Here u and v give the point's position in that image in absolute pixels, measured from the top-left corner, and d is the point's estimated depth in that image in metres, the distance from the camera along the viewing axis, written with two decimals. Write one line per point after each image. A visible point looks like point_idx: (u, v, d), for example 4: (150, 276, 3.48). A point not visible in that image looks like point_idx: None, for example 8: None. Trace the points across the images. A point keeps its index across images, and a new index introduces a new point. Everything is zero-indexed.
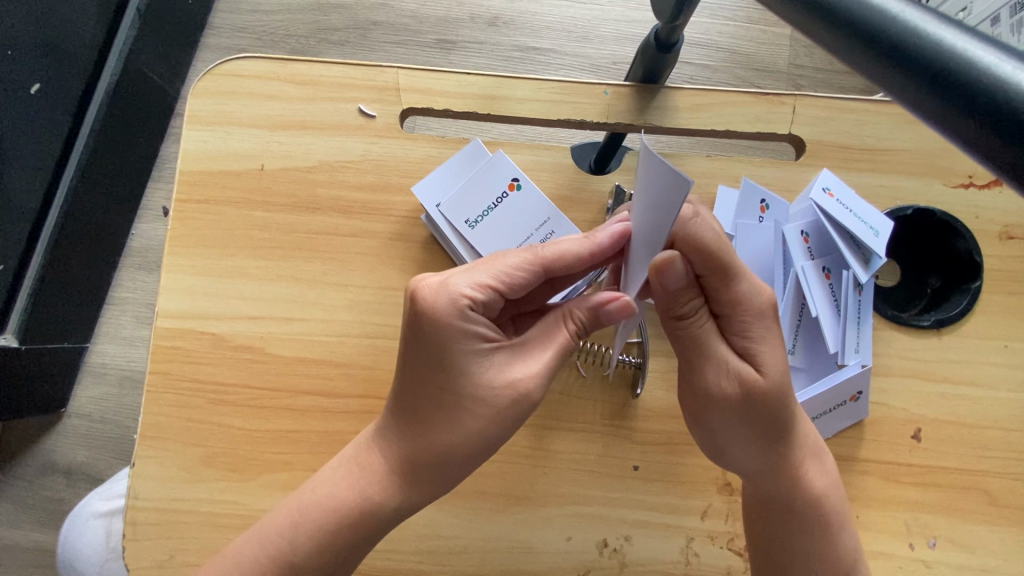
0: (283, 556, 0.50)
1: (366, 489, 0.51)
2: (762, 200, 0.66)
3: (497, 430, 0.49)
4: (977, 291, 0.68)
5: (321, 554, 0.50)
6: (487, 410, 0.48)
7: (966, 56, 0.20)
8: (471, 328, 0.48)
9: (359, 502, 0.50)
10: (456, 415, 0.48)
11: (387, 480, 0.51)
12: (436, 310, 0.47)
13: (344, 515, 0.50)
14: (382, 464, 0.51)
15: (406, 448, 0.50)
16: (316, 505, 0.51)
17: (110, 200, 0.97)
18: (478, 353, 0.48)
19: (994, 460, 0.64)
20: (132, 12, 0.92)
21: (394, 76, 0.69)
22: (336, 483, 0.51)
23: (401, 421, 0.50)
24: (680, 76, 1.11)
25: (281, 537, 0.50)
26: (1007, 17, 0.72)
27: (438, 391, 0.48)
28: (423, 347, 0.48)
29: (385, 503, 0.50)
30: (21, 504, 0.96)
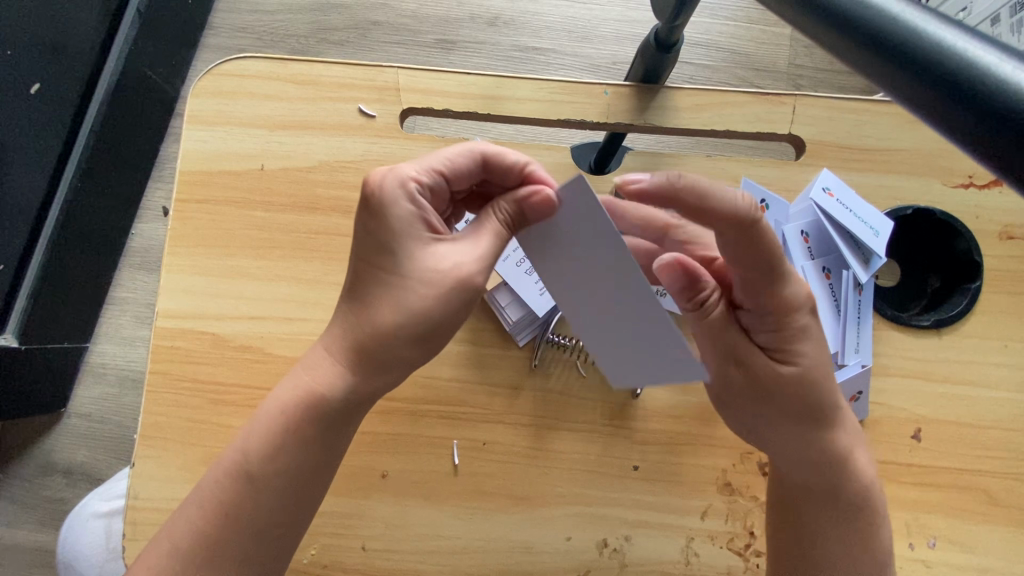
0: (237, 467, 0.50)
1: (313, 384, 0.50)
2: (762, 200, 0.66)
3: (442, 308, 0.47)
4: (977, 291, 0.68)
5: (274, 455, 0.50)
6: (432, 286, 0.47)
7: (967, 57, 0.20)
8: (417, 209, 0.48)
9: (307, 397, 0.50)
10: (398, 292, 0.47)
11: (335, 376, 0.50)
12: (383, 191, 0.48)
13: (292, 420, 0.50)
14: (329, 359, 0.50)
15: (352, 338, 0.49)
16: (269, 416, 0.51)
17: (111, 200, 0.97)
18: (423, 236, 0.48)
19: (994, 460, 0.64)
20: (132, 12, 0.92)
21: (394, 77, 0.69)
22: (286, 391, 0.51)
23: (346, 312, 0.50)
24: (681, 76, 1.11)
25: (240, 458, 0.50)
26: (1007, 17, 0.71)
27: (383, 275, 0.48)
28: (369, 231, 0.48)
29: (330, 395, 0.50)
30: (21, 504, 0.96)
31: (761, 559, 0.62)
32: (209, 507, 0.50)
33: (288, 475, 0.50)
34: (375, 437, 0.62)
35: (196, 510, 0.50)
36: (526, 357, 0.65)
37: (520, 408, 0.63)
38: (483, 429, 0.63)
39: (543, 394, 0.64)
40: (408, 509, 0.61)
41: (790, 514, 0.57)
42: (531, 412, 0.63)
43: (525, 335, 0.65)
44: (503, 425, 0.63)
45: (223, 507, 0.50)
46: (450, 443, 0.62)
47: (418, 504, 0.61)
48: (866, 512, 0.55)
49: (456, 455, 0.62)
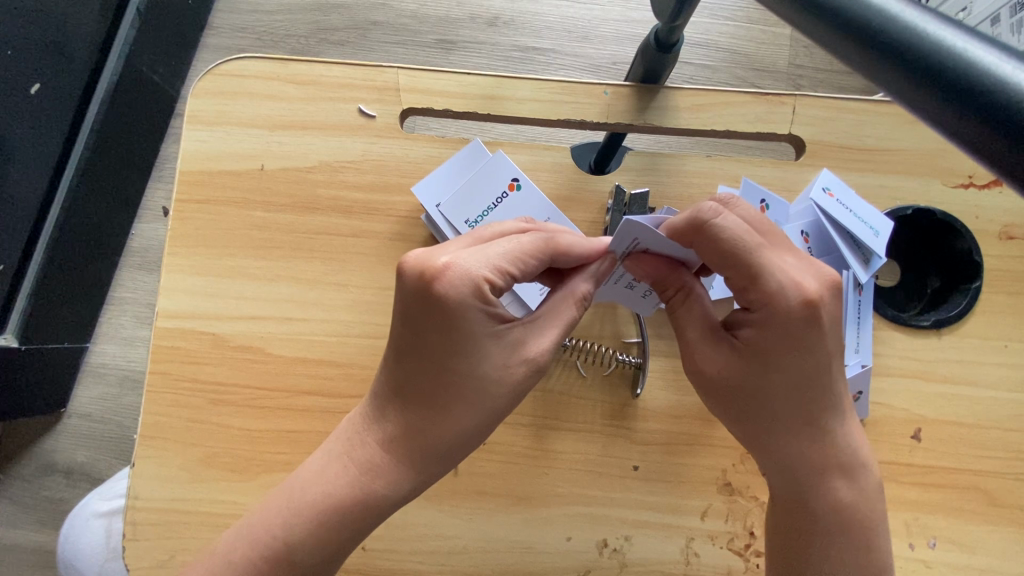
0: (280, 558, 0.49)
1: (366, 472, 0.50)
2: (762, 200, 0.66)
3: (513, 400, 0.50)
4: (977, 291, 0.68)
5: (324, 542, 0.50)
6: (508, 386, 0.49)
7: (966, 57, 0.20)
8: (491, 311, 0.47)
9: (356, 496, 0.50)
10: (473, 396, 0.49)
11: (399, 476, 0.50)
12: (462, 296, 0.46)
13: (336, 505, 0.50)
14: (383, 457, 0.50)
15: (420, 436, 0.50)
16: (309, 509, 0.50)
17: (110, 200, 0.97)
18: (494, 334, 0.48)
19: (994, 460, 0.64)
20: (133, 12, 0.92)
21: (394, 76, 0.69)
22: (326, 478, 0.51)
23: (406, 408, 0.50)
24: (681, 76, 1.11)
25: (271, 531, 0.50)
26: (1007, 17, 0.71)
27: (455, 378, 0.48)
28: (439, 334, 0.47)
29: (384, 489, 0.50)
30: (21, 504, 0.96)
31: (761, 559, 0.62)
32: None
33: (335, 557, 0.51)
34: None
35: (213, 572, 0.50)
36: None
37: (520, 408, 0.63)
38: None
39: (543, 394, 0.64)
40: (407, 509, 0.61)
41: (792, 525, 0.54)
42: (531, 412, 0.63)
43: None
44: (503, 425, 0.63)
45: None
46: None
47: (418, 504, 0.61)
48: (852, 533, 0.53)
49: None
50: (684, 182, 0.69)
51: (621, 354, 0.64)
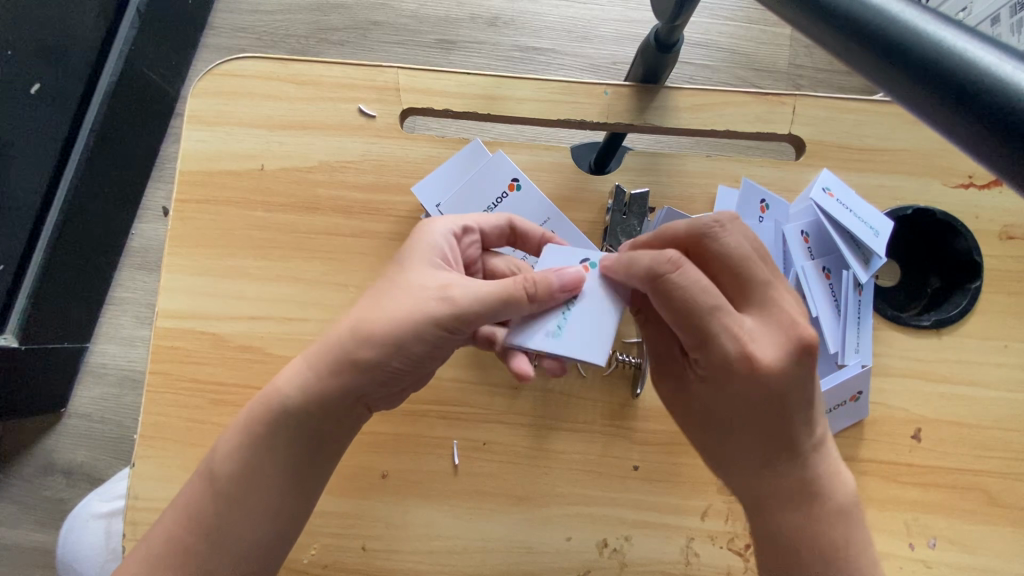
0: (209, 473, 0.51)
1: (278, 388, 0.51)
2: (762, 200, 0.66)
3: (415, 323, 0.49)
4: (977, 291, 0.68)
5: (249, 464, 0.50)
6: (413, 306, 0.49)
7: (967, 57, 0.20)
8: (428, 245, 0.54)
9: (272, 403, 0.50)
10: (383, 306, 0.50)
11: (292, 393, 0.50)
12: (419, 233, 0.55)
13: (248, 426, 0.51)
14: (302, 366, 0.52)
15: (325, 353, 0.51)
16: (243, 420, 0.52)
17: (110, 200, 0.96)
18: (424, 266, 0.53)
19: (995, 460, 0.64)
20: (133, 12, 0.92)
21: (394, 77, 0.69)
22: (256, 401, 0.52)
23: (331, 330, 0.53)
24: (681, 76, 1.11)
25: (210, 460, 0.51)
26: (1007, 17, 0.71)
27: (383, 290, 0.52)
28: (395, 261, 0.55)
29: (290, 397, 0.50)
30: (21, 504, 0.96)
31: None
32: (182, 507, 0.51)
33: (241, 489, 0.50)
34: (376, 437, 0.62)
35: (169, 520, 0.51)
36: None
37: (520, 408, 0.63)
38: (483, 429, 0.63)
39: (542, 394, 0.64)
40: (407, 508, 0.61)
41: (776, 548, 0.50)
42: (530, 412, 0.63)
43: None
44: (503, 425, 0.63)
45: (195, 513, 0.50)
46: (450, 443, 0.63)
47: (418, 504, 0.61)
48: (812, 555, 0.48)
49: (456, 454, 0.62)
50: (684, 182, 0.69)
51: (621, 354, 0.64)
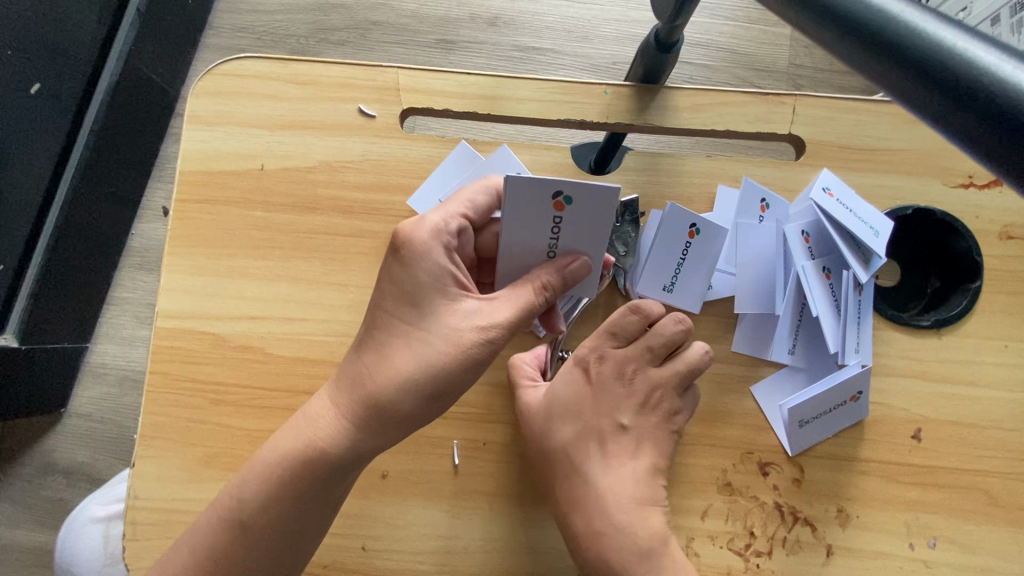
0: (231, 516, 0.50)
1: (307, 443, 0.50)
2: (762, 199, 0.67)
3: (460, 372, 0.50)
4: (977, 291, 0.68)
5: (274, 509, 0.50)
6: (453, 347, 0.49)
7: (966, 57, 0.20)
8: (445, 265, 0.51)
9: (306, 451, 0.50)
10: (417, 349, 0.49)
11: (324, 445, 0.50)
12: (417, 251, 0.51)
13: (273, 476, 0.50)
14: (331, 411, 0.51)
15: (354, 404, 0.51)
16: (264, 466, 0.51)
17: (110, 200, 0.96)
18: (449, 295, 0.51)
19: (995, 460, 0.64)
20: (132, 12, 0.92)
21: (394, 77, 0.69)
22: (274, 446, 0.52)
23: (350, 376, 0.51)
24: (681, 76, 1.11)
25: (230, 510, 0.51)
26: (1007, 17, 0.71)
27: (407, 330, 0.50)
28: (395, 278, 0.51)
29: (323, 450, 0.50)
30: (21, 504, 0.96)
31: (761, 559, 0.62)
32: (201, 547, 0.51)
33: (269, 538, 0.51)
34: None
35: (185, 555, 0.51)
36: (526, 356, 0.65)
37: None
38: (484, 429, 0.63)
39: None
40: (407, 509, 0.61)
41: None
42: None
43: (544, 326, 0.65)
44: (503, 425, 0.63)
45: (218, 555, 0.50)
46: (450, 443, 0.62)
47: (418, 504, 0.61)
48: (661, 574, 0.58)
49: (457, 455, 0.62)
50: (684, 182, 0.69)
51: None
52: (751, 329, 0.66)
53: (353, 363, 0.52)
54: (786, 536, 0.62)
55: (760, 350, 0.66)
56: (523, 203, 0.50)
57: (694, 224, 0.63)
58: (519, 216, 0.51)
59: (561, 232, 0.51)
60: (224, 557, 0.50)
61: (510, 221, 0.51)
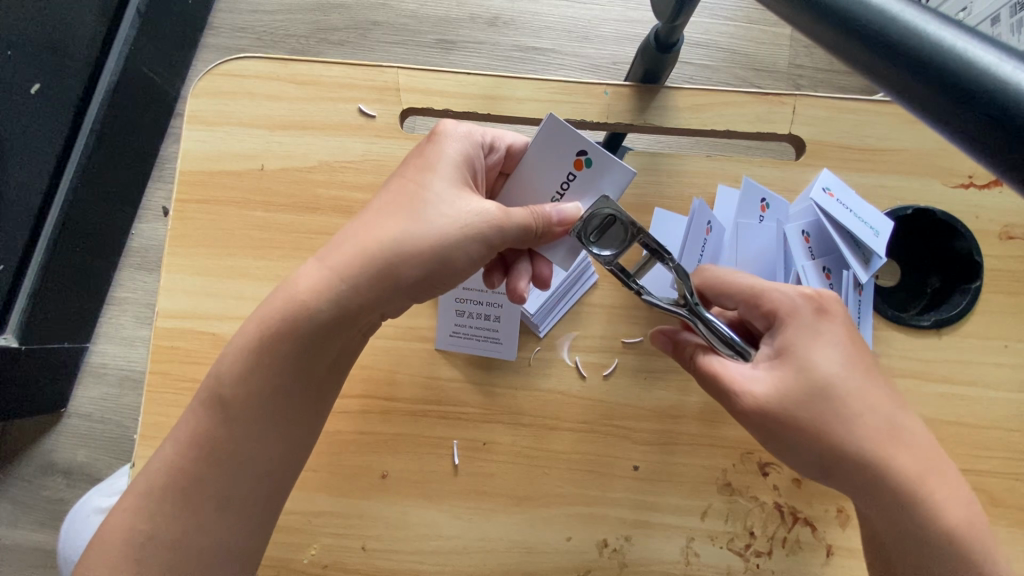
0: (212, 396, 0.52)
1: (288, 305, 0.50)
2: (763, 199, 0.66)
3: (453, 241, 0.49)
4: (978, 291, 0.68)
5: (248, 387, 0.51)
6: (445, 221, 0.49)
7: (966, 57, 0.20)
8: (466, 157, 0.52)
9: (286, 311, 0.50)
10: (413, 215, 0.49)
11: (306, 308, 0.50)
12: (444, 132, 0.53)
13: (257, 351, 0.51)
14: (318, 270, 0.50)
15: (346, 258, 0.49)
16: (248, 340, 0.51)
17: (110, 199, 0.96)
18: (455, 178, 0.51)
19: (993, 460, 0.64)
20: (133, 12, 0.92)
21: (394, 76, 0.69)
22: (258, 315, 0.52)
23: (345, 232, 0.51)
24: (681, 76, 1.11)
25: (211, 389, 0.52)
26: (1007, 17, 0.71)
27: (411, 192, 0.50)
28: (416, 155, 0.52)
29: (308, 310, 0.50)
30: (21, 504, 0.96)
31: (761, 559, 0.62)
32: (184, 434, 0.52)
33: (244, 417, 0.51)
34: (376, 437, 0.63)
35: (169, 446, 0.52)
36: (525, 357, 0.65)
37: (520, 407, 0.64)
38: (483, 429, 0.63)
39: (542, 395, 0.64)
40: (408, 508, 0.61)
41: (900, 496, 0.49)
42: (531, 413, 0.63)
43: (546, 323, 0.66)
44: (502, 425, 0.63)
45: (195, 440, 0.51)
46: (450, 443, 0.62)
47: (418, 504, 0.61)
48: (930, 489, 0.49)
49: (456, 454, 0.62)
50: (684, 182, 0.69)
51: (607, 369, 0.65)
52: None
53: (352, 221, 0.51)
54: (785, 536, 0.62)
55: None
56: (544, 149, 0.51)
57: (710, 221, 0.64)
58: (536, 159, 0.52)
59: (570, 189, 0.52)
60: (206, 449, 0.51)
61: (529, 162, 0.52)
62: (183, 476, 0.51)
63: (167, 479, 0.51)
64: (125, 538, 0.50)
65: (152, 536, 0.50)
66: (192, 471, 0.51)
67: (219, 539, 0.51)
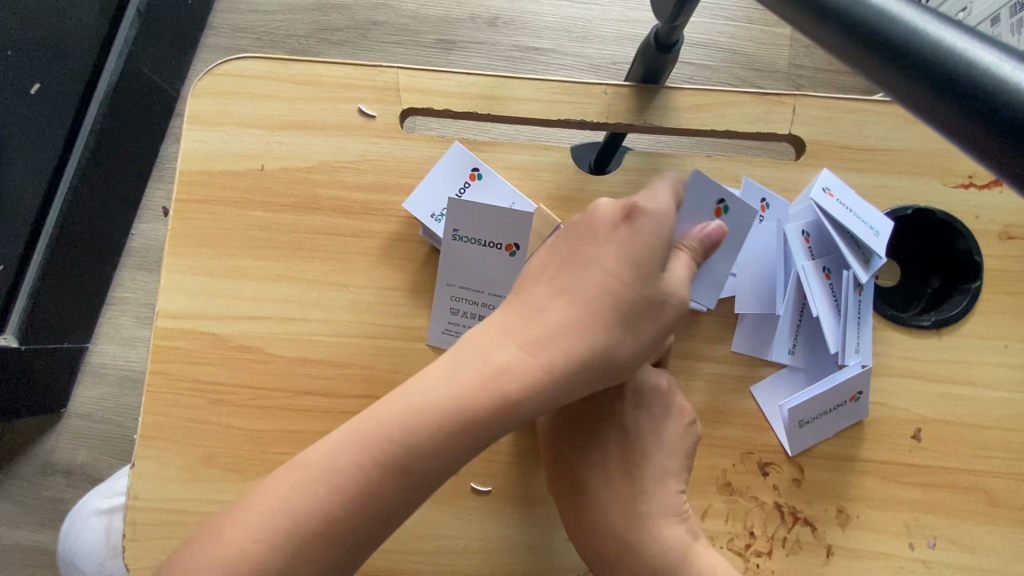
0: (394, 461, 0.43)
1: (506, 390, 0.44)
2: (762, 199, 0.66)
3: (631, 339, 0.47)
4: (977, 291, 0.68)
5: (437, 454, 0.43)
6: (649, 318, 0.47)
7: (967, 57, 0.20)
8: (634, 234, 0.47)
9: (495, 373, 0.44)
10: (635, 320, 0.46)
11: (519, 397, 0.44)
12: (656, 212, 0.47)
13: (453, 421, 0.43)
14: (511, 343, 0.46)
15: (550, 356, 0.45)
16: (410, 412, 0.43)
17: (110, 200, 0.96)
18: (619, 268, 0.46)
19: (994, 460, 0.64)
20: (132, 12, 0.92)
21: (394, 76, 0.69)
22: (447, 381, 0.44)
23: (545, 315, 0.46)
24: (681, 76, 1.11)
25: (389, 450, 0.43)
26: (1007, 17, 0.71)
27: (605, 287, 0.46)
28: (598, 225, 0.48)
29: (516, 403, 0.44)
30: (21, 504, 0.96)
31: (761, 559, 0.62)
32: (318, 495, 0.42)
33: (373, 506, 0.43)
34: None
35: (321, 495, 0.42)
36: None
37: None
38: None
39: None
40: None
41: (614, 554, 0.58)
42: None
43: None
44: None
45: (331, 518, 0.42)
46: None
47: (419, 504, 0.61)
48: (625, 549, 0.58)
49: None
50: None
51: None
52: (750, 329, 0.66)
53: (529, 295, 0.48)
54: (785, 536, 0.62)
55: (760, 350, 0.66)
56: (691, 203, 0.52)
57: None
58: None
59: None
60: (382, 517, 0.43)
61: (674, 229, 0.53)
62: (314, 533, 0.42)
63: (274, 540, 0.42)
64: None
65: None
66: (317, 537, 0.42)
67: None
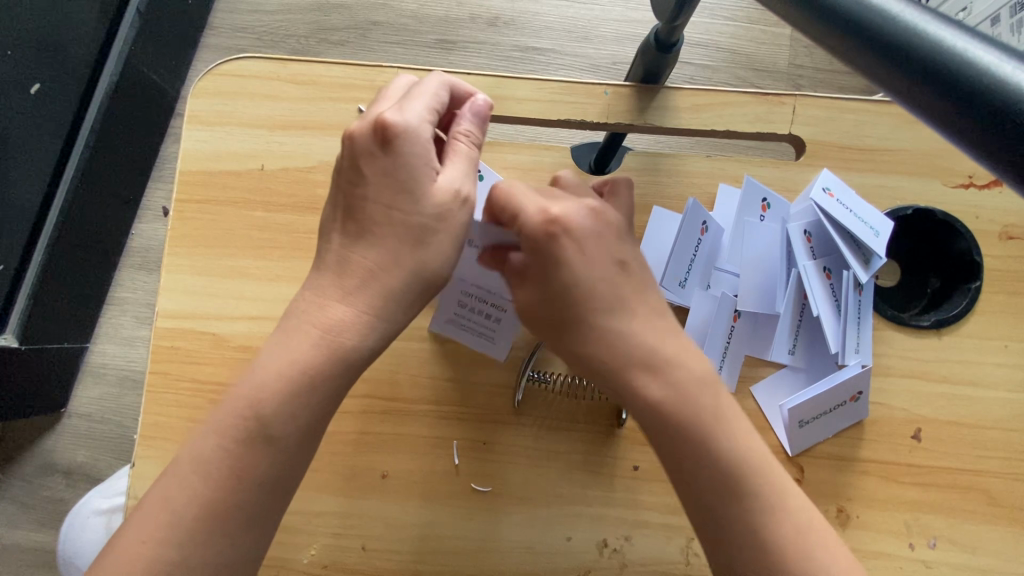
0: (255, 430, 0.46)
1: (327, 340, 0.47)
2: (764, 199, 0.66)
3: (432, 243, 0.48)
4: (977, 291, 0.68)
5: (293, 416, 0.46)
6: (447, 221, 0.49)
7: (966, 57, 0.20)
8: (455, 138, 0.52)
9: (324, 336, 0.47)
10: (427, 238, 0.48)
11: (351, 347, 0.48)
12: (411, 135, 0.48)
13: (300, 382, 0.47)
14: (336, 290, 0.48)
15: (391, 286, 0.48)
16: (254, 390, 0.46)
17: (110, 200, 0.96)
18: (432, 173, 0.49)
19: (994, 460, 0.64)
20: (132, 12, 0.92)
21: (394, 76, 0.69)
22: (285, 352, 0.47)
23: (366, 251, 0.48)
24: (681, 76, 1.11)
25: (258, 422, 0.46)
26: (1007, 17, 0.71)
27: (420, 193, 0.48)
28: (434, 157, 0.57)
29: (354, 349, 0.48)
30: (21, 504, 0.96)
31: None
32: (210, 473, 0.45)
33: (264, 469, 0.46)
34: (376, 437, 0.62)
35: (217, 473, 0.45)
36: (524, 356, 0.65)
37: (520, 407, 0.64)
38: (483, 429, 0.63)
39: (543, 396, 0.64)
40: (407, 510, 0.61)
41: (711, 487, 0.48)
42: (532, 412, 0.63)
43: None
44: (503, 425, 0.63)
45: (224, 483, 0.45)
46: (451, 443, 0.63)
47: (418, 504, 0.61)
48: (747, 479, 0.47)
49: (457, 455, 0.62)
50: (684, 182, 0.69)
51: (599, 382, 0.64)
52: (749, 329, 0.66)
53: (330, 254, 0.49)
54: None
55: (760, 350, 0.66)
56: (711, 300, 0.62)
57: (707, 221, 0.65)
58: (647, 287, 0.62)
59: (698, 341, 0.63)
60: (271, 484, 0.46)
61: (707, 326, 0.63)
62: (223, 507, 0.45)
63: (184, 514, 0.44)
64: (142, 561, 0.43)
65: (179, 565, 0.43)
66: (227, 502, 0.45)
67: (236, 562, 0.45)
